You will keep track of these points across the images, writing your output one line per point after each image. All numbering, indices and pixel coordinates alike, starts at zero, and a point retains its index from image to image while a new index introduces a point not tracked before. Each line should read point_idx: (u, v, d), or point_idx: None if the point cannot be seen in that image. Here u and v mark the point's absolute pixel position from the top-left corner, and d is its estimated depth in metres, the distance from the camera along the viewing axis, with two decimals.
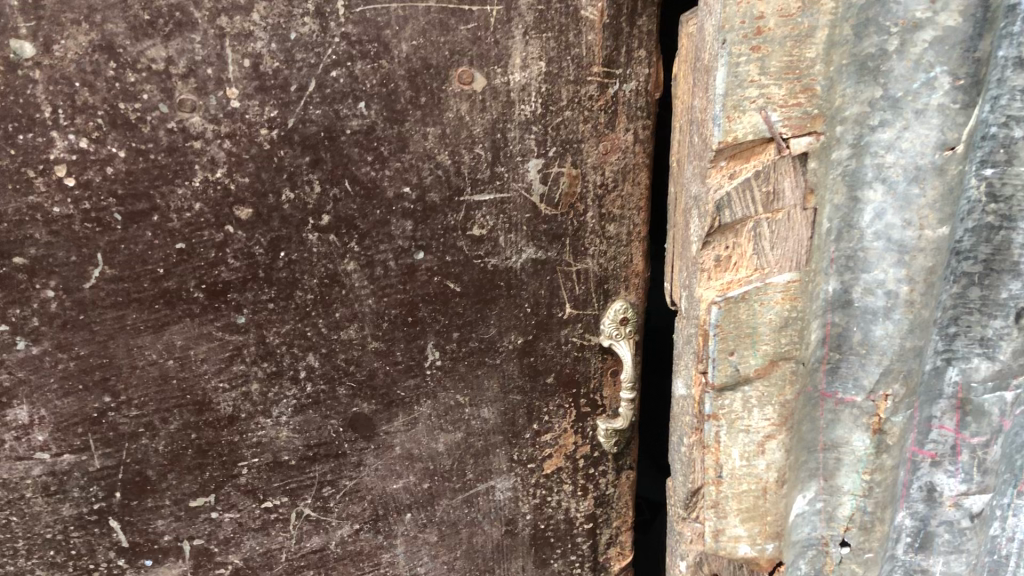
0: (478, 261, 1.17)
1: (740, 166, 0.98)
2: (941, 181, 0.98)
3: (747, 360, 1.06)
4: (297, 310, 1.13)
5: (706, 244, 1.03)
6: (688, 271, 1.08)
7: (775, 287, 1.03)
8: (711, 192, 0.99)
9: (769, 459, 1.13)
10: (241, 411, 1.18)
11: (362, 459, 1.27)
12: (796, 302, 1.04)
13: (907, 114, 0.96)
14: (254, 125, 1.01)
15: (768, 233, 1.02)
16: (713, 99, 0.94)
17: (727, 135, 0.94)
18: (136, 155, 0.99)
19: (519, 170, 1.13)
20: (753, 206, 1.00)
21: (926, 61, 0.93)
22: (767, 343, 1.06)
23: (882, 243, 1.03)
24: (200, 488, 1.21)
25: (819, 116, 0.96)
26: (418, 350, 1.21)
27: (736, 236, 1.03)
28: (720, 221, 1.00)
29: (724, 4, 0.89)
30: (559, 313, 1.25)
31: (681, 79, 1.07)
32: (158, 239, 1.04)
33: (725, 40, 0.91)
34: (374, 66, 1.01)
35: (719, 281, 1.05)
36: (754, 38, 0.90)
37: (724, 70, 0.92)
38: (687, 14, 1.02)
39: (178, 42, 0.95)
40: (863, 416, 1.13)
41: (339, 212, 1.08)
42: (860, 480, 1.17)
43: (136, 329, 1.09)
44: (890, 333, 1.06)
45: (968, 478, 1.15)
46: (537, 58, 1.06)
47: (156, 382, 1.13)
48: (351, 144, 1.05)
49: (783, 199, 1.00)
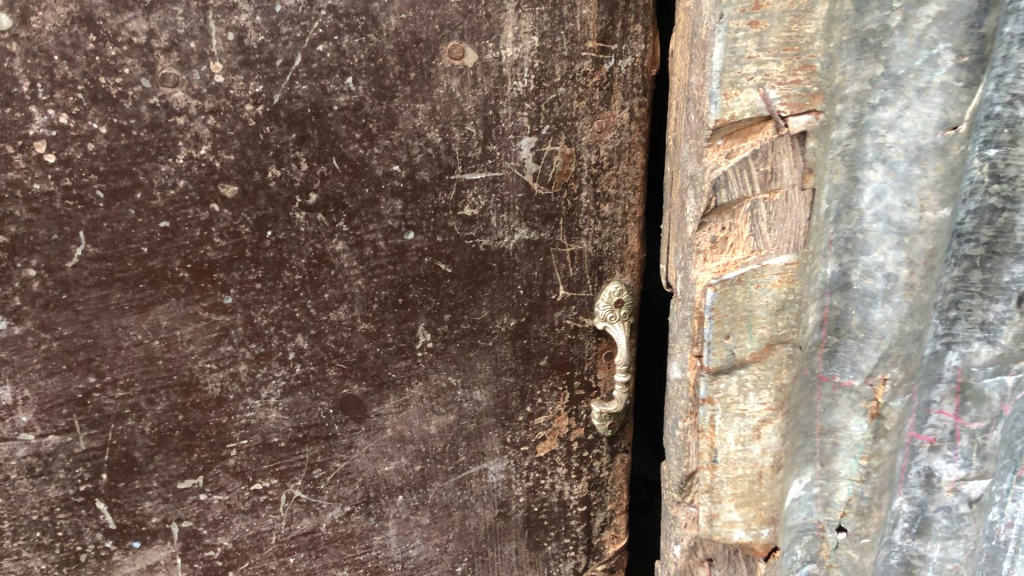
0: (469, 242, 1.15)
1: (737, 145, 0.96)
2: (944, 161, 0.95)
3: (743, 343, 1.03)
4: (285, 291, 1.12)
5: (703, 225, 1.01)
6: (685, 252, 1.06)
7: (772, 269, 0.99)
8: (708, 172, 0.97)
9: (765, 444, 1.09)
10: (229, 392, 1.17)
11: (353, 441, 1.26)
12: (793, 285, 1.00)
13: (908, 93, 0.93)
14: (239, 101, 0.98)
15: (766, 215, 0.98)
16: (710, 75, 0.91)
17: (724, 112, 0.92)
18: (118, 132, 0.96)
19: (511, 149, 1.10)
20: (750, 186, 0.97)
21: (929, 38, 0.90)
22: (764, 325, 1.02)
23: (881, 225, 1.00)
24: (188, 470, 1.20)
25: (818, 94, 0.92)
26: (409, 331, 1.20)
27: (733, 217, 1.00)
28: (716, 201, 0.98)
29: None
30: (553, 295, 1.23)
31: (678, 54, 1.05)
32: (142, 217, 1.02)
33: (722, 15, 0.88)
34: (362, 40, 0.98)
35: (715, 264, 1.02)
36: (752, 13, 0.87)
37: (721, 45, 0.89)
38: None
39: (160, 15, 0.92)
40: (861, 401, 1.11)
41: (327, 190, 1.06)
42: (856, 465, 1.15)
43: (120, 309, 1.07)
44: (890, 318, 1.04)
45: (968, 463, 1.14)
46: (530, 33, 1.03)
47: (142, 362, 1.11)
48: (339, 120, 1.02)
49: (781, 178, 0.96)
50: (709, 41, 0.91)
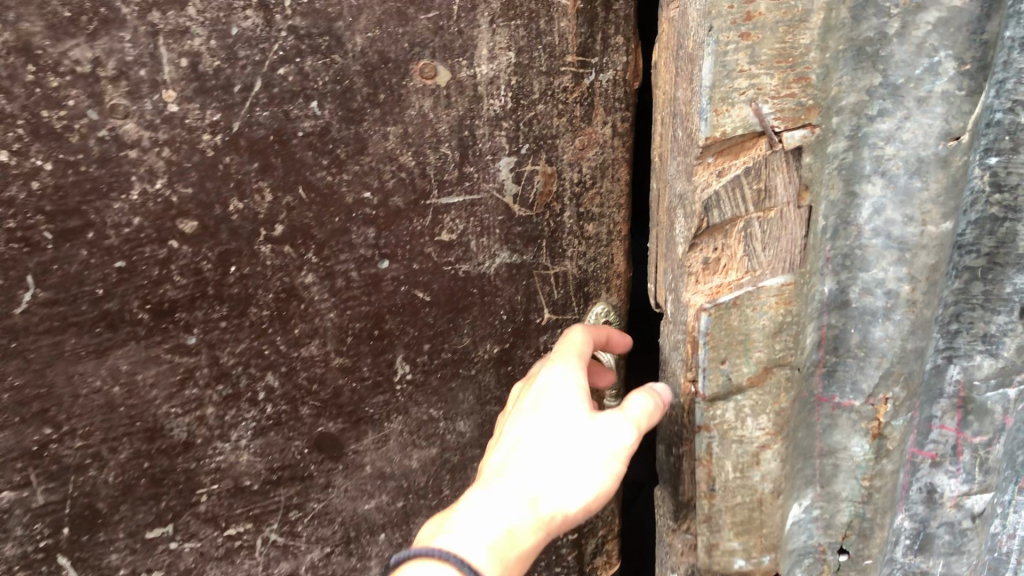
0: (448, 268, 1.09)
1: (728, 163, 0.90)
2: (945, 173, 0.91)
3: (739, 368, 0.98)
4: (252, 328, 1.05)
5: (693, 246, 0.94)
6: (675, 273, 0.99)
7: (768, 291, 0.94)
8: (698, 192, 0.90)
9: (764, 471, 1.04)
10: (197, 437, 1.10)
11: (330, 480, 1.19)
12: (790, 306, 0.96)
13: (908, 103, 0.89)
14: (196, 130, 0.91)
15: (760, 234, 0.94)
16: (699, 91, 0.86)
17: (715, 129, 0.86)
18: (65, 168, 0.89)
19: (490, 170, 1.04)
20: (743, 205, 0.92)
21: (929, 45, 0.86)
22: (761, 349, 0.97)
23: (881, 240, 0.96)
24: (156, 519, 1.12)
25: (814, 107, 0.88)
26: (386, 364, 1.13)
27: (726, 236, 0.94)
28: (708, 222, 0.91)
29: None
30: (537, 319, 1.17)
31: (660, 67, 0.99)
32: (95, 258, 0.94)
33: (711, 28, 0.83)
34: (326, 62, 0.92)
35: (708, 286, 0.96)
36: (744, 24, 0.83)
37: (711, 59, 0.84)
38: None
39: (105, 41, 0.85)
40: (862, 421, 1.05)
41: (294, 221, 0.99)
42: (859, 486, 1.09)
43: (76, 356, 0.99)
44: (891, 335, 0.99)
45: (970, 478, 1.07)
46: (505, 49, 0.98)
47: (101, 411, 1.04)
48: (304, 147, 0.95)
49: (776, 197, 0.92)
50: (697, 54, 0.86)
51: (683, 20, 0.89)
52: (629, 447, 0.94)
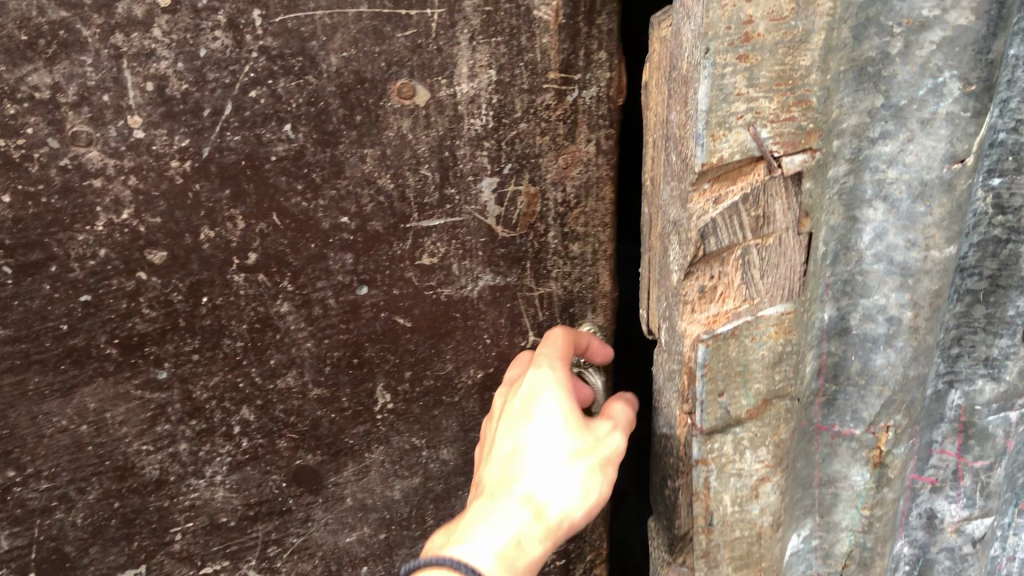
0: (429, 292, 1.05)
1: (725, 189, 0.83)
2: (950, 198, 0.85)
3: (738, 400, 0.93)
4: (226, 361, 1.00)
5: (688, 274, 0.87)
6: (669, 300, 0.93)
7: (767, 321, 0.89)
8: (693, 219, 0.84)
9: (764, 503, 1.01)
10: (170, 474, 1.05)
11: (309, 514, 1.15)
12: (790, 335, 0.91)
13: (912, 125, 0.83)
14: (164, 157, 0.87)
15: (758, 262, 0.87)
16: (694, 116, 0.79)
17: (711, 156, 0.79)
18: (25, 199, 0.85)
19: (471, 191, 1.01)
20: (741, 232, 0.85)
21: (933, 65, 0.80)
22: (760, 380, 0.93)
23: (883, 265, 0.90)
24: (128, 559, 1.09)
25: (814, 130, 0.82)
26: (367, 393, 1.09)
27: (722, 264, 0.88)
28: (703, 250, 0.85)
29: (706, 7, 0.73)
30: (522, 342, 1.14)
31: (654, 85, 0.93)
32: (59, 292, 0.90)
33: (708, 50, 0.75)
34: (300, 83, 0.88)
35: (704, 315, 0.89)
36: (741, 46, 0.76)
37: (707, 84, 0.77)
38: (660, 14, 0.88)
39: (64, 66, 0.80)
40: (863, 450, 1.01)
41: (268, 249, 0.95)
42: (859, 515, 1.05)
43: (40, 394, 0.95)
44: (893, 363, 0.94)
45: (971, 503, 1.05)
46: (486, 67, 0.94)
47: (68, 451, 0.99)
48: (278, 172, 0.91)
49: (775, 223, 0.85)
50: (692, 77, 0.78)
51: (676, 40, 0.83)
52: (615, 454, 0.98)
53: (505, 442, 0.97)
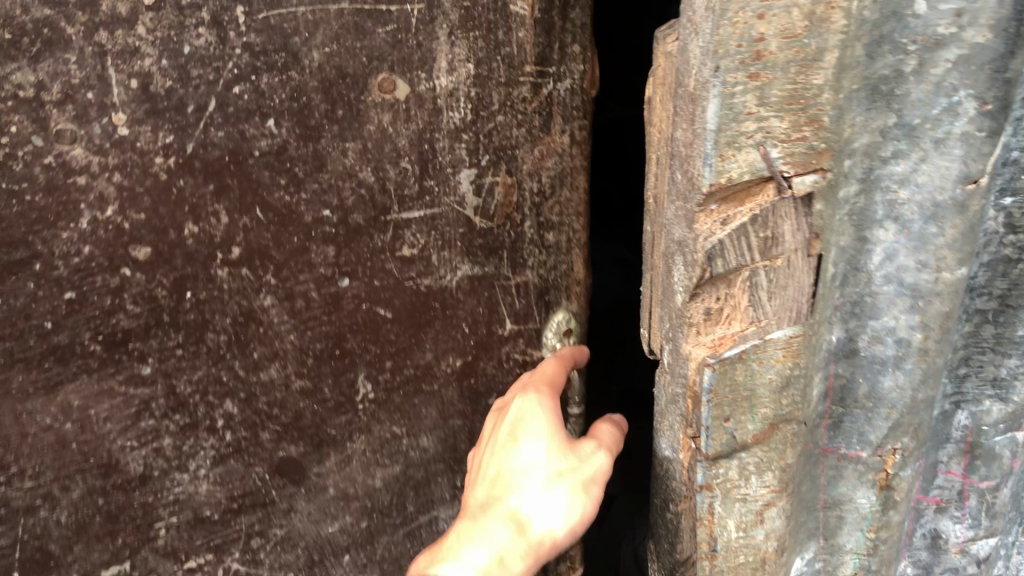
0: (409, 283, 1.07)
1: (733, 210, 0.80)
2: (962, 219, 0.83)
3: (745, 425, 0.89)
4: (210, 355, 1.01)
5: (694, 296, 0.84)
6: (673, 324, 0.90)
7: (775, 344, 0.85)
8: (699, 240, 0.80)
9: (769, 528, 0.97)
10: (154, 469, 1.05)
11: (292, 505, 1.16)
12: (798, 358, 0.87)
13: (924, 144, 0.80)
14: (148, 154, 0.87)
15: (766, 284, 0.84)
16: (702, 135, 0.75)
17: (719, 176, 0.76)
18: (9, 198, 0.84)
19: (450, 183, 1.03)
20: (748, 254, 0.81)
21: (948, 84, 0.77)
22: (768, 405, 0.88)
23: (892, 287, 0.87)
24: (112, 557, 1.09)
25: (826, 151, 0.78)
26: (348, 384, 1.11)
27: (729, 286, 0.84)
28: (711, 272, 0.81)
29: (716, 23, 0.70)
30: (499, 330, 1.16)
31: (658, 101, 0.89)
32: (43, 290, 0.90)
33: (718, 67, 0.72)
34: (283, 79, 0.89)
35: (709, 338, 0.87)
36: (753, 64, 0.72)
37: (717, 102, 0.73)
38: (666, 28, 0.84)
39: (49, 63, 0.81)
40: (869, 472, 0.97)
41: (251, 243, 0.96)
42: (864, 538, 1.02)
43: (24, 393, 0.95)
44: (902, 385, 0.91)
45: (976, 523, 1.06)
46: (464, 61, 0.96)
47: (52, 449, 0.99)
48: (261, 166, 0.92)
49: (783, 244, 0.82)
50: (700, 95, 0.75)
51: (683, 56, 0.78)
52: (600, 472, 1.02)
53: (492, 466, 1.04)
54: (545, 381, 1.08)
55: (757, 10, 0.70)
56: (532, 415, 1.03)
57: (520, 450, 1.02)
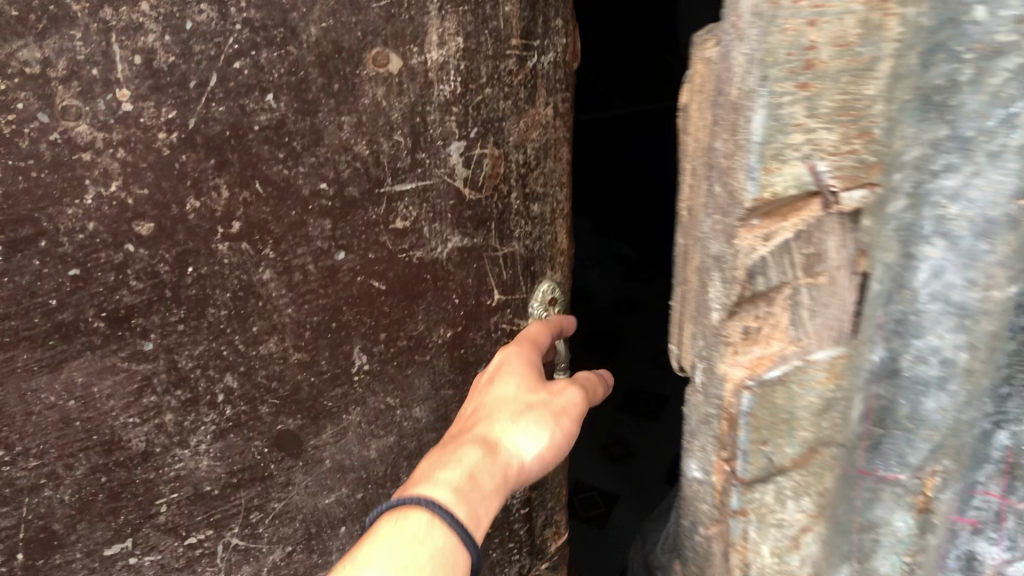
0: (402, 255, 1.10)
1: (776, 226, 0.78)
2: (1016, 234, 0.79)
3: (782, 449, 0.90)
4: (210, 329, 1.03)
5: (733, 315, 0.83)
6: (706, 339, 0.89)
7: (817, 365, 0.87)
8: (740, 256, 0.78)
9: (803, 553, 1.00)
10: (156, 446, 1.07)
11: (290, 478, 1.19)
12: (840, 380, 0.88)
13: (979, 157, 0.76)
14: (151, 129, 0.89)
15: (808, 301, 0.84)
16: (747, 147, 0.72)
17: (764, 190, 0.73)
18: (15, 175, 0.86)
19: (441, 155, 1.06)
20: (791, 271, 0.82)
21: (1007, 93, 0.73)
22: (807, 428, 0.90)
23: (938, 305, 0.83)
24: (115, 535, 1.10)
25: (876, 164, 0.76)
26: (344, 356, 1.13)
27: (769, 304, 0.84)
28: (751, 290, 0.80)
29: (764, 31, 0.67)
30: (487, 301, 1.20)
31: (691, 111, 0.84)
32: (48, 267, 0.91)
33: (766, 76, 0.69)
34: (281, 54, 0.91)
35: (745, 358, 0.87)
36: (802, 73, 0.69)
37: (763, 112, 0.70)
38: (703, 33, 0.79)
39: (55, 40, 0.82)
40: (908, 496, 0.95)
41: (251, 217, 0.98)
42: (899, 560, 1.00)
43: (28, 371, 0.96)
44: (946, 407, 0.87)
45: (1014, 545, 1.01)
46: (454, 34, 0.99)
47: (56, 427, 1.00)
48: (260, 141, 0.94)
49: (827, 262, 0.82)
50: (744, 104, 0.71)
51: (725, 63, 0.74)
52: (569, 410, 1.09)
53: (470, 405, 1.11)
54: (525, 344, 1.16)
55: (808, 17, 0.67)
56: (510, 367, 1.10)
57: (500, 395, 1.08)
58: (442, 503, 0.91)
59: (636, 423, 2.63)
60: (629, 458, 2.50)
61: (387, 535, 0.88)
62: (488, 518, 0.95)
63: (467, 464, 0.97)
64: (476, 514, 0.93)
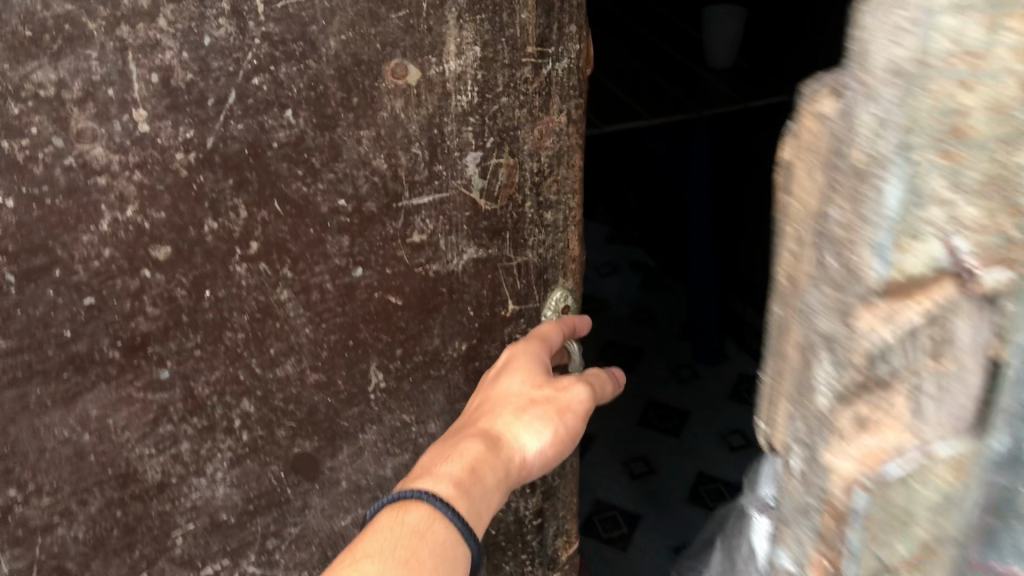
0: (419, 269, 1.08)
1: (903, 304, 0.55)
2: None
3: (896, 550, 0.62)
4: (228, 354, 1.00)
5: (843, 403, 0.59)
6: (796, 419, 0.66)
7: (938, 459, 0.59)
8: (861, 340, 0.55)
9: None
10: (172, 476, 1.03)
11: (307, 501, 1.15)
12: (966, 475, 0.60)
13: None
14: (169, 150, 0.86)
15: (935, 387, 0.58)
16: (875, 222, 0.52)
17: (896, 269, 0.53)
18: (29, 203, 0.82)
19: (457, 166, 1.04)
20: (920, 355, 0.57)
21: None
22: (927, 526, 0.61)
23: None
24: (130, 570, 1.06)
25: None
26: (361, 374, 1.11)
27: (887, 385, 0.58)
28: (872, 377, 0.57)
29: (909, 92, 0.48)
30: (502, 311, 1.18)
31: (800, 159, 0.60)
32: (62, 297, 0.87)
33: (906, 148, 0.49)
34: (301, 68, 0.88)
35: (858, 445, 0.60)
36: (951, 140, 0.49)
37: (901, 183, 0.50)
38: (817, 82, 0.58)
39: (70, 61, 0.78)
40: None
41: (269, 237, 0.95)
42: None
43: (41, 406, 0.92)
44: None
45: None
46: (472, 43, 0.97)
47: (70, 463, 0.96)
48: (279, 158, 0.92)
49: (959, 343, 0.56)
50: (867, 170, 0.51)
51: (843, 124, 0.54)
52: (573, 400, 1.07)
53: (474, 400, 1.10)
54: (540, 340, 1.14)
55: (961, 75, 0.48)
56: (523, 364, 1.09)
57: (510, 392, 1.07)
58: (441, 498, 0.90)
59: (661, 437, 2.72)
60: (652, 474, 2.59)
61: (387, 527, 0.88)
62: (487, 514, 0.95)
63: (468, 459, 0.96)
64: (474, 509, 0.93)
